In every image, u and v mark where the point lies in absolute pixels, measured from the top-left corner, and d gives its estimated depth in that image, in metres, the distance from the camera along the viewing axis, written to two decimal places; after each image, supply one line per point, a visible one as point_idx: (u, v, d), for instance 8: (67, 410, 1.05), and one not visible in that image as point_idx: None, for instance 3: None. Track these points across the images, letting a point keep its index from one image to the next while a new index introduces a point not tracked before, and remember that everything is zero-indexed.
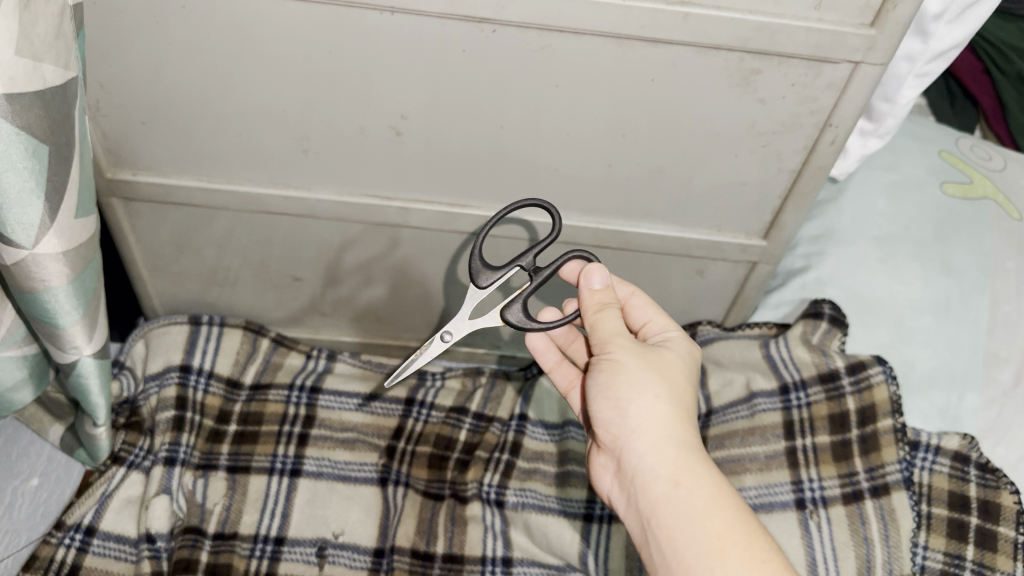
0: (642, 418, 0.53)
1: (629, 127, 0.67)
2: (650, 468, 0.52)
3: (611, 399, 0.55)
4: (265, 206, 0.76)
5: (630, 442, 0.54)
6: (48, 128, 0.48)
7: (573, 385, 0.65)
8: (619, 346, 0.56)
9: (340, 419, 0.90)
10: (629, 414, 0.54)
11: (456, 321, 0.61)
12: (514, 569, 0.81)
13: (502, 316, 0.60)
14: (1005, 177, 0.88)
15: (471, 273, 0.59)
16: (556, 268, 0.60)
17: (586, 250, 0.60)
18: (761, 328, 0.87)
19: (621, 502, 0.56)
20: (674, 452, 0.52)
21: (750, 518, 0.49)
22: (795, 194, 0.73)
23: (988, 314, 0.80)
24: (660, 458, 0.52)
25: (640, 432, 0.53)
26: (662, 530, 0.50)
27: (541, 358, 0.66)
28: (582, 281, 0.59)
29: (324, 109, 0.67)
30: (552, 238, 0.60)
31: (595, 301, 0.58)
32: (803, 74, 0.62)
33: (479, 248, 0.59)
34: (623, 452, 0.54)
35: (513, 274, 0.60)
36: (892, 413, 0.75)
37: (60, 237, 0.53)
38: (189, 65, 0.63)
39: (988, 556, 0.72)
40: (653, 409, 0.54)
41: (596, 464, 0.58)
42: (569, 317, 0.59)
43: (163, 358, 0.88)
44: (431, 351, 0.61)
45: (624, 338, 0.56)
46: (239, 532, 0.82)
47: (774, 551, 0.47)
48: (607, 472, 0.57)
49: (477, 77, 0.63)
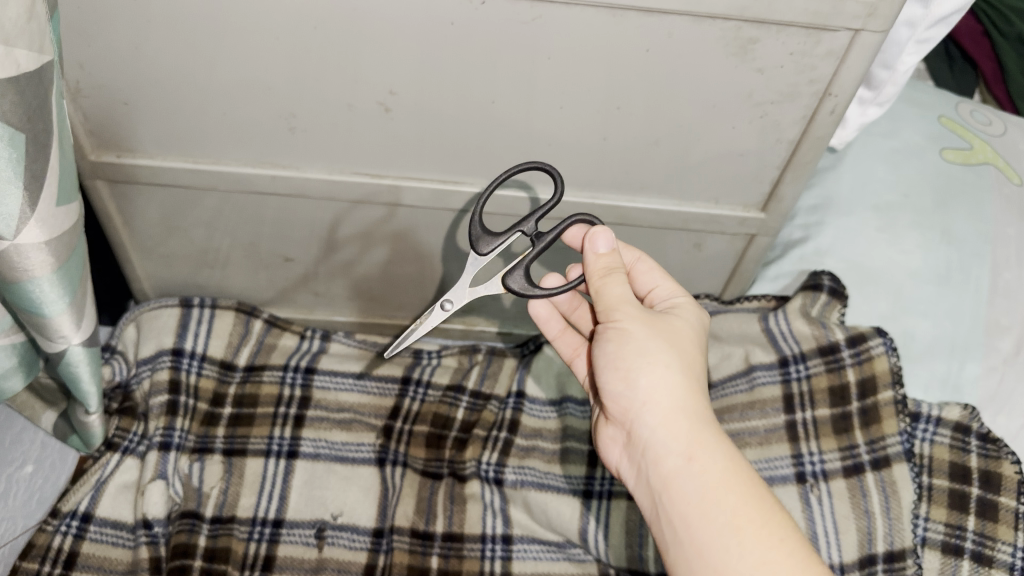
0: (652, 390, 0.53)
1: (624, 100, 0.66)
2: (661, 442, 0.52)
3: (620, 370, 0.54)
4: (254, 186, 0.75)
5: (641, 414, 0.53)
6: (23, 115, 0.47)
7: (579, 353, 0.65)
8: (629, 316, 0.55)
9: (337, 400, 0.89)
10: (639, 386, 0.53)
11: (456, 290, 0.60)
12: (514, 547, 0.82)
13: (503, 283, 0.59)
14: (1005, 142, 0.87)
15: (471, 240, 0.59)
16: (558, 234, 0.59)
17: (590, 214, 0.59)
18: (760, 300, 0.85)
19: (629, 474, 0.56)
20: (686, 426, 0.51)
21: (765, 494, 0.49)
22: (794, 164, 0.71)
23: (989, 282, 0.80)
24: (672, 432, 0.51)
25: (650, 404, 0.53)
26: (674, 507, 0.50)
27: (545, 326, 0.66)
28: (587, 245, 0.57)
29: (313, 86, 0.65)
30: (555, 201, 0.60)
31: (599, 266, 0.56)
32: (802, 42, 0.60)
33: (479, 213, 0.59)
34: (632, 426, 0.54)
35: (516, 239, 0.60)
36: (893, 384, 0.75)
37: (41, 227, 0.52)
38: (170, 44, 0.61)
39: (988, 526, 0.73)
40: (664, 380, 0.53)
41: (604, 436, 0.58)
42: (574, 283, 0.58)
43: (155, 342, 0.87)
44: (430, 320, 0.60)
45: (631, 305, 0.55)
46: (237, 515, 0.81)
47: (790, 529, 0.47)
48: (615, 444, 0.57)
49: (468, 52, 0.62)
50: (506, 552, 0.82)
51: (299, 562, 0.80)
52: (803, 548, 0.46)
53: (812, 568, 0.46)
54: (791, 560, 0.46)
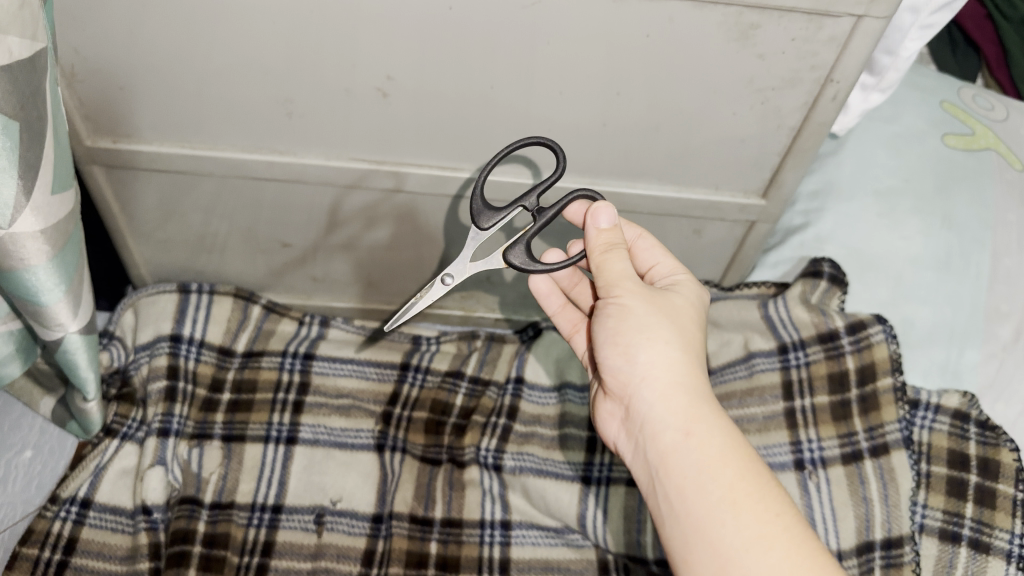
0: (651, 365, 0.53)
1: (623, 85, 0.65)
2: (659, 416, 0.51)
3: (620, 345, 0.54)
4: (251, 171, 0.74)
5: (640, 389, 0.53)
6: (16, 104, 0.46)
7: (578, 329, 0.65)
8: (630, 291, 0.55)
9: (336, 385, 0.89)
10: (638, 361, 0.53)
11: (457, 264, 0.60)
12: (512, 532, 0.83)
13: (504, 258, 0.58)
14: (1007, 127, 0.87)
15: (472, 215, 0.59)
16: (560, 209, 0.59)
17: (592, 189, 0.59)
18: (760, 287, 0.85)
19: (628, 450, 0.56)
20: (685, 401, 0.51)
21: (762, 469, 0.48)
22: (795, 150, 0.71)
23: (989, 267, 0.80)
24: (671, 407, 0.51)
25: (649, 379, 0.52)
26: (671, 481, 0.49)
27: (545, 302, 0.66)
28: (588, 220, 0.56)
29: (310, 71, 0.64)
30: (558, 175, 0.59)
31: (601, 242, 0.56)
32: (804, 28, 0.59)
33: (480, 189, 0.58)
34: (631, 401, 0.54)
35: (515, 215, 0.60)
36: (893, 371, 0.75)
37: (36, 215, 0.51)
38: (165, 29, 0.60)
39: (986, 513, 0.73)
40: (663, 355, 0.53)
41: (603, 411, 0.58)
42: (574, 259, 0.58)
43: (152, 328, 0.86)
44: (431, 294, 0.60)
45: (632, 281, 0.55)
46: (237, 501, 0.81)
47: (786, 504, 0.47)
48: (614, 419, 0.57)
49: (467, 37, 0.61)
50: (504, 538, 0.82)
51: (298, 548, 0.80)
52: (798, 523, 0.46)
53: (808, 544, 0.45)
54: (787, 535, 0.45)
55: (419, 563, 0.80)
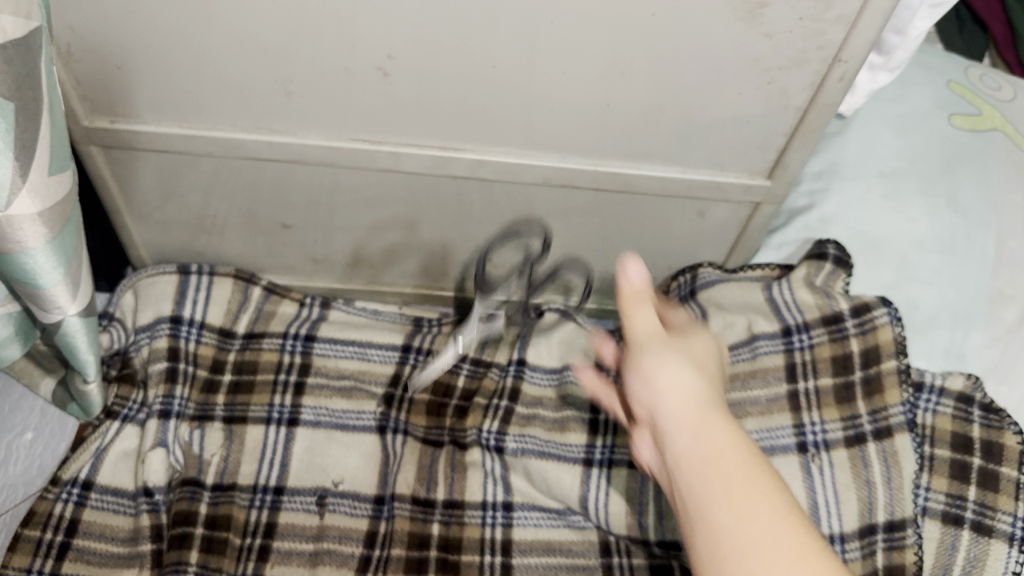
0: (668, 384, 0.47)
1: (627, 64, 0.64)
2: (670, 425, 0.45)
3: (641, 369, 0.49)
4: (251, 151, 0.73)
5: (659, 408, 0.46)
6: (11, 84, 0.46)
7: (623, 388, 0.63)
8: (652, 336, 0.49)
9: (336, 366, 0.88)
10: (656, 382, 0.47)
11: None
12: (514, 514, 0.83)
13: None
14: (1014, 107, 0.86)
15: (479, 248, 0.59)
16: None
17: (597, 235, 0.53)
18: (763, 270, 0.83)
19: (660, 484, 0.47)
20: (695, 412, 0.45)
21: (782, 500, 0.39)
22: (801, 130, 0.70)
23: (995, 249, 0.79)
24: (683, 419, 0.45)
25: (667, 395, 0.46)
26: (681, 506, 0.42)
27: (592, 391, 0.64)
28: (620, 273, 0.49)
29: (309, 50, 0.63)
30: None
31: (633, 294, 0.49)
32: (812, 7, 0.58)
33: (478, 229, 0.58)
34: (649, 423, 0.48)
35: None
36: (897, 354, 0.73)
37: (33, 197, 0.51)
38: (160, 7, 0.59)
39: (989, 496, 0.73)
40: (680, 376, 0.47)
41: (639, 436, 0.50)
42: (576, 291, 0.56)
43: (153, 309, 0.85)
44: None
45: (655, 325, 0.49)
46: (238, 482, 0.81)
47: (814, 546, 0.37)
48: (647, 447, 0.49)
49: (468, 16, 0.60)
50: (506, 520, 0.82)
51: (301, 529, 0.80)
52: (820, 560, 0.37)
53: None
54: None
55: (420, 544, 0.80)
